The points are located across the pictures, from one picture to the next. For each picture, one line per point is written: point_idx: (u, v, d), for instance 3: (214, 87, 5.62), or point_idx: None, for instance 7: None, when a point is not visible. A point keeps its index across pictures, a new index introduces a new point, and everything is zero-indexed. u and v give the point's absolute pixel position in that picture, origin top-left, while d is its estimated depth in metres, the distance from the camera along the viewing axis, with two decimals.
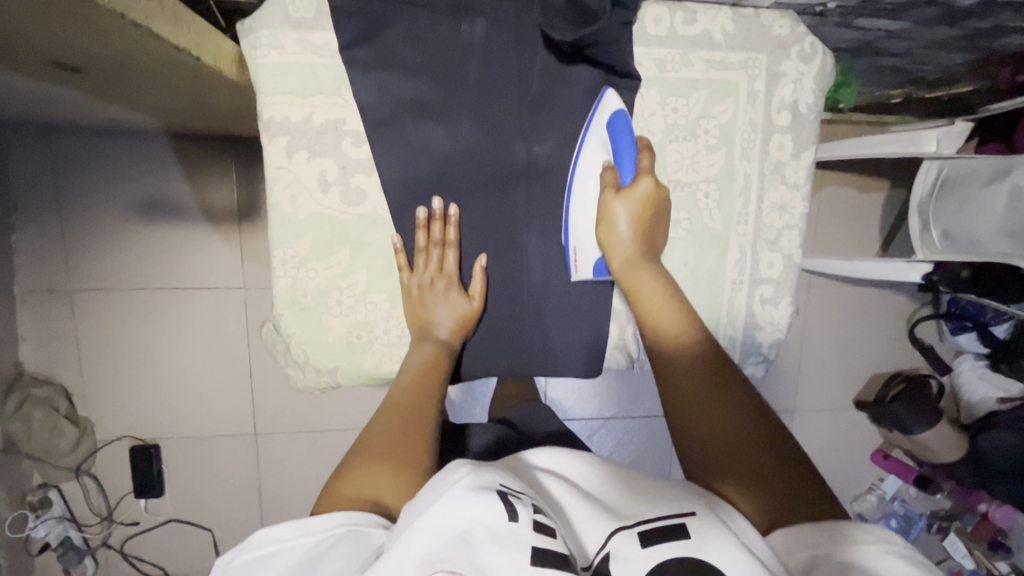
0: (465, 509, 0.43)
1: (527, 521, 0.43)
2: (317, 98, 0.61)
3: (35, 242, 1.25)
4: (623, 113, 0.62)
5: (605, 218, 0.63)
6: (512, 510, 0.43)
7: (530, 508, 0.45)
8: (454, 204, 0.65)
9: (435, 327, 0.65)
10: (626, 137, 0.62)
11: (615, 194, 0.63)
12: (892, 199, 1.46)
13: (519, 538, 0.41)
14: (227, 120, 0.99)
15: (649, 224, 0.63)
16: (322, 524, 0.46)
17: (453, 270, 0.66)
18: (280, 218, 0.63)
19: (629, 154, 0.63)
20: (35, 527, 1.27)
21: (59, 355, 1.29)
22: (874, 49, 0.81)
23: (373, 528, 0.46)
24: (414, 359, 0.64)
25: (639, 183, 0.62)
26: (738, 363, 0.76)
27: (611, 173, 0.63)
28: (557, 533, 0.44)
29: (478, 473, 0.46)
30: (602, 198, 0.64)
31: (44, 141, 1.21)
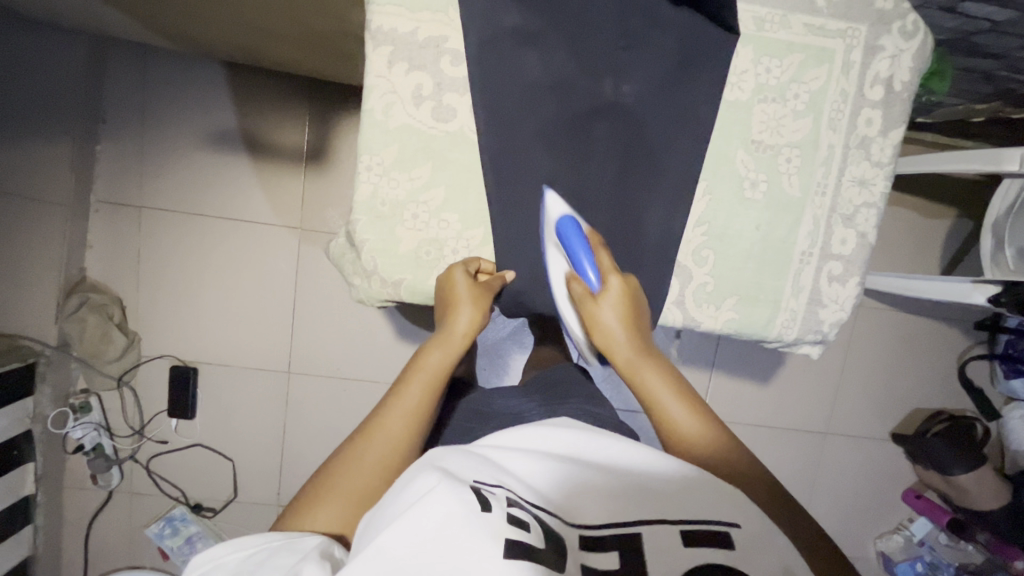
0: (437, 507, 0.42)
1: (500, 514, 0.43)
2: (425, 13, 0.63)
3: (116, 158, 1.32)
4: (568, 216, 0.65)
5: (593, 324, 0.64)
6: (485, 504, 0.43)
7: (503, 502, 0.45)
8: (506, 175, 0.67)
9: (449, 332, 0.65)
10: (577, 239, 0.63)
11: (593, 301, 0.64)
12: (958, 227, 1.41)
13: (491, 528, 0.41)
14: (320, 48, 1.03)
15: (634, 317, 0.64)
16: (255, 540, 0.48)
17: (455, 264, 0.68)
18: (372, 125, 0.65)
19: (585, 257, 0.64)
20: (73, 428, 1.33)
21: (120, 268, 1.35)
22: (973, 45, 0.80)
23: (308, 536, 0.48)
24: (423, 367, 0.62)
25: (609, 282, 0.64)
26: (796, 338, 0.75)
27: (579, 284, 0.65)
28: (533, 525, 0.44)
29: (449, 476, 0.46)
30: (584, 308, 0.64)
31: (138, 62, 1.29)
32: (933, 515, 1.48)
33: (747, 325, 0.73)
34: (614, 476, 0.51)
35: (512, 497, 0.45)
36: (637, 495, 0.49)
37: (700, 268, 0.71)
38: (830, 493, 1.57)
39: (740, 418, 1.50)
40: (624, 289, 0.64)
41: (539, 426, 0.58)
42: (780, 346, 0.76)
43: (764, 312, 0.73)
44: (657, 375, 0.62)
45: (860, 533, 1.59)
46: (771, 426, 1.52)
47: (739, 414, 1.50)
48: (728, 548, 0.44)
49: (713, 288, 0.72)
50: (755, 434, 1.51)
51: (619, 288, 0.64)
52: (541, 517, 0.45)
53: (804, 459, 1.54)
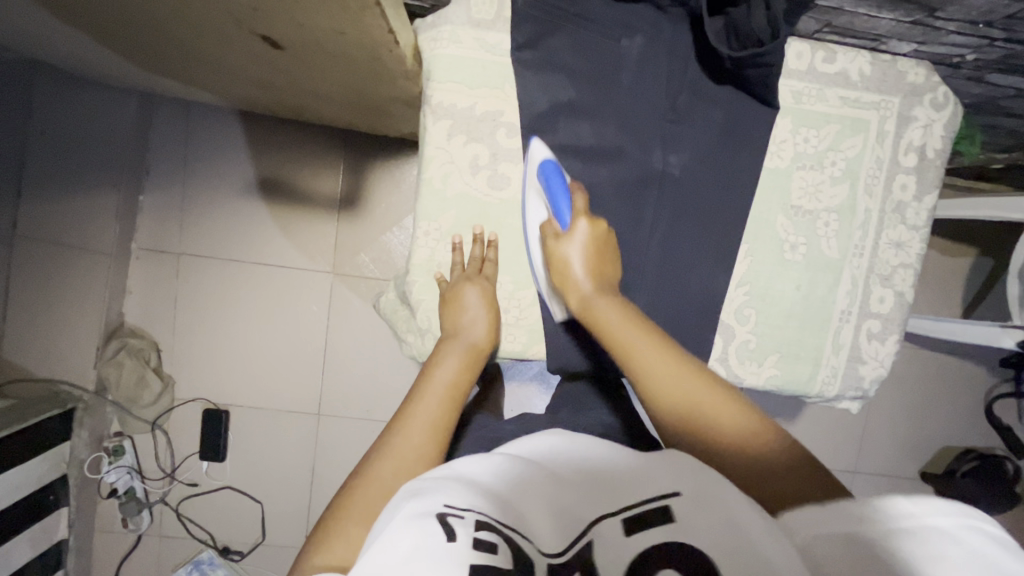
0: (402, 541, 0.38)
1: (466, 540, 0.39)
2: (482, 89, 0.67)
3: (157, 207, 1.37)
4: (550, 160, 0.66)
5: (558, 263, 0.64)
6: (450, 532, 0.39)
7: (472, 525, 0.40)
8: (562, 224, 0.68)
9: (466, 332, 0.65)
10: (555, 180, 0.64)
11: (557, 240, 0.64)
12: (980, 267, 1.43)
13: (457, 557, 0.38)
14: (363, 115, 1.08)
15: (601, 263, 0.63)
16: None
17: (472, 266, 0.69)
18: (430, 192, 0.69)
19: (562, 199, 0.64)
20: (107, 472, 1.34)
21: (158, 313, 1.38)
22: (997, 107, 0.83)
23: None
24: (438, 377, 0.61)
25: (577, 222, 0.63)
26: (837, 394, 0.76)
27: (551, 225, 0.65)
28: (502, 547, 0.40)
29: (417, 500, 0.42)
30: (549, 247, 0.65)
31: (182, 116, 1.35)
32: None
33: (789, 383, 0.75)
34: (608, 485, 0.47)
35: (482, 516, 0.41)
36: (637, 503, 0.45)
37: (742, 327, 0.73)
38: None
39: None
40: (593, 230, 0.63)
41: (527, 442, 0.54)
42: (821, 402, 0.77)
43: (806, 369, 0.74)
44: (614, 309, 0.59)
45: None
46: None
47: None
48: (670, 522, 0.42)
49: (755, 346, 0.74)
50: None
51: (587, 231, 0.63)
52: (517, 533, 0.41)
53: None
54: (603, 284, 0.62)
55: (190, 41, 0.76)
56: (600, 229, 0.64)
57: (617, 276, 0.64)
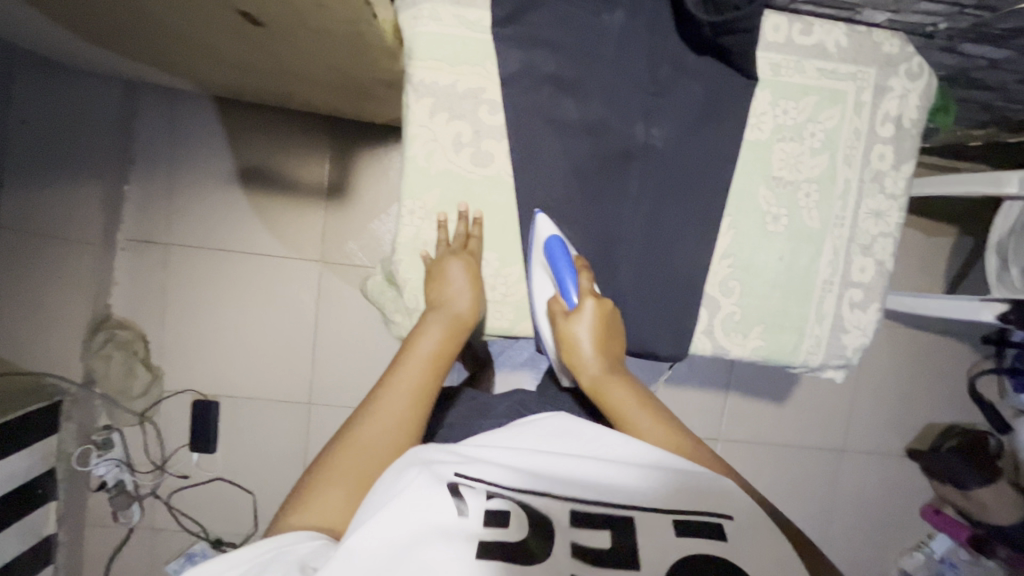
0: (416, 505, 0.46)
1: (477, 515, 0.46)
2: (463, 66, 0.67)
3: (142, 197, 1.35)
4: (556, 238, 0.68)
5: (569, 344, 0.67)
6: (461, 504, 0.47)
7: (482, 496, 0.48)
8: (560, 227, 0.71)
9: (448, 307, 0.66)
10: (561, 261, 0.67)
11: (566, 319, 0.68)
12: (961, 245, 1.45)
13: (467, 532, 0.45)
14: (345, 99, 1.08)
15: (607, 338, 0.68)
16: (246, 554, 0.44)
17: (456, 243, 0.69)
18: (414, 170, 0.69)
19: (568, 279, 0.68)
20: (96, 465, 1.31)
21: (144, 305, 1.37)
22: (971, 80, 0.84)
23: (307, 540, 0.46)
24: (420, 349, 0.62)
25: (585, 303, 0.67)
26: (821, 363, 0.77)
27: (559, 302, 0.69)
28: (511, 519, 0.47)
29: (431, 468, 0.50)
30: (558, 326, 0.69)
31: (164, 105, 1.33)
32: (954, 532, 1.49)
33: (774, 353, 0.76)
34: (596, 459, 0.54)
35: (491, 490, 0.49)
36: (624, 480, 0.52)
37: (727, 298, 0.74)
38: (848, 510, 1.57)
39: (757, 438, 1.52)
40: (600, 310, 0.68)
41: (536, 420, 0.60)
42: (805, 371, 0.78)
43: (790, 338, 0.76)
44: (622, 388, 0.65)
45: (879, 550, 1.59)
46: (787, 445, 1.53)
47: (755, 434, 1.52)
48: (725, 542, 0.47)
49: (739, 317, 0.75)
50: (771, 453, 1.53)
51: (593, 310, 0.67)
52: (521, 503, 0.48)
53: (821, 478, 1.55)
54: (610, 364, 0.67)
55: (170, 24, 0.76)
56: (606, 307, 0.68)
57: (621, 347, 0.70)
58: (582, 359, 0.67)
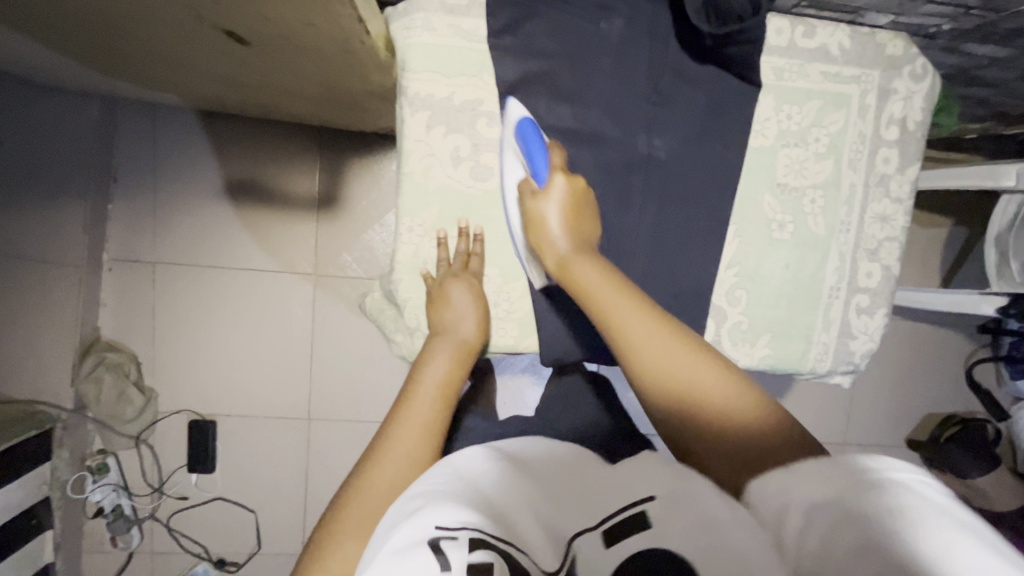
0: (399, 572, 0.40)
1: (460, 567, 0.40)
2: (459, 78, 0.65)
3: (127, 213, 1.32)
4: (528, 118, 0.64)
5: (535, 221, 0.63)
6: (444, 561, 0.40)
7: (464, 547, 0.41)
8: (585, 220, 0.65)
9: (453, 330, 0.65)
10: (529, 139, 0.63)
11: (534, 198, 0.63)
12: (956, 236, 1.46)
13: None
14: (334, 111, 1.06)
15: (579, 220, 0.63)
16: None
17: (459, 266, 0.67)
18: (411, 187, 0.66)
19: (539, 157, 0.63)
20: (92, 490, 1.30)
21: (134, 324, 1.34)
22: (971, 77, 0.83)
23: None
24: (428, 378, 0.61)
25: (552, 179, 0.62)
26: (830, 369, 0.77)
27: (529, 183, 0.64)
28: (494, 565, 0.41)
29: (411, 524, 0.43)
30: (525, 204, 0.64)
31: (149, 120, 1.30)
32: None
33: (782, 361, 0.75)
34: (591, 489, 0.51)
35: (476, 536, 0.42)
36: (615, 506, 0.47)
37: (734, 308, 0.73)
38: None
39: None
40: (569, 186, 0.63)
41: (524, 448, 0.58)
42: (813, 378, 0.78)
43: (798, 347, 0.75)
44: (594, 269, 0.60)
45: None
46: None
47: None
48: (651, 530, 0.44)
49: (747, 327, 0.74)
50: None
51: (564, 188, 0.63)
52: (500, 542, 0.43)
53: None
54: (581, 243, 0.62)
55: (148, 40, 0.73)
56: (578, 186, 0.64)
57: (595, 233, 0.65)
58: (550, 236, 0.62)
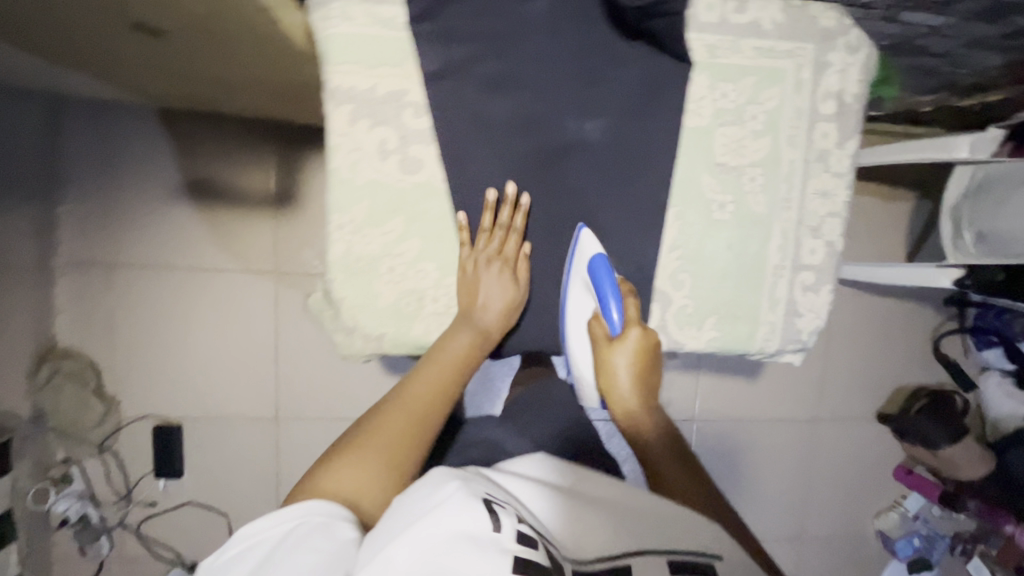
0: (455, 521, 0.47)
1: (509, 533, 0.47)
2: (382, 68, 0.63)
3: (76, 219, 1.28)
4: (601, 256, 0.67)
5: (605, 365, 0.72)
6: (496, 523, 0.48)
7: (512, 519, 0.50)
8: (524, 193, 0.67)
9: (480, 312, 0.68)
10: (609, 286, 0.67)
11: (607, 345, 0.72)
12: (920, 210, 1.46)
13: (500, 544, 0.46)
14: (278, 103, 1.03)
15: (645, 367, 0.72)
16: (293, 514, 0.50)
17: (509, 254, 0.69)
18: (339, 183, 0.65)
19: (612, 303, 0.68)
20: (57, 501, 1.26)
21: (90, 332, 1.31)
22: (914, 48, 0.83)
23: (343, 522, 0.50)
24: (449, 350, 0.67)
25: (628, 331, 0.69)
26: (778, 349, 0.76)
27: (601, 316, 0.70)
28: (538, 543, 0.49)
29: (467, 487, 0.52)
30: (597, 347, 0.73)
31: (93, 120, 1.26)
32: (924, 489, 1.53)
33: (728, 343, 0.74)
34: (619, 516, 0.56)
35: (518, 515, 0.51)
36: (636, 529, 0.55)
37: (678, 292, 0.72)
38: (825, 478, 1.60)
39: (733, 416, 1.52)
40: (643, 339, 0.70)
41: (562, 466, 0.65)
42: (762, 358, 0.77)
43: (744, 327, 0.74)
44: (647, 418, 0.71)
45: (857, 514, 1.63)
46: (763, 420, 1.54)
47: (731, 412, 1.52)
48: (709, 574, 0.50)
49: (692, 310, 0.73)
50: (748, 429, 1.54)
51: (636, 342, 0.70)
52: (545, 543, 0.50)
53: (798, 449, 1.57)
54: (643, 391, 0.72)
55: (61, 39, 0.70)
56: (650, 339, 0.71)
57: (656, 374, 0.74)
58: (615, 379, 0.72)
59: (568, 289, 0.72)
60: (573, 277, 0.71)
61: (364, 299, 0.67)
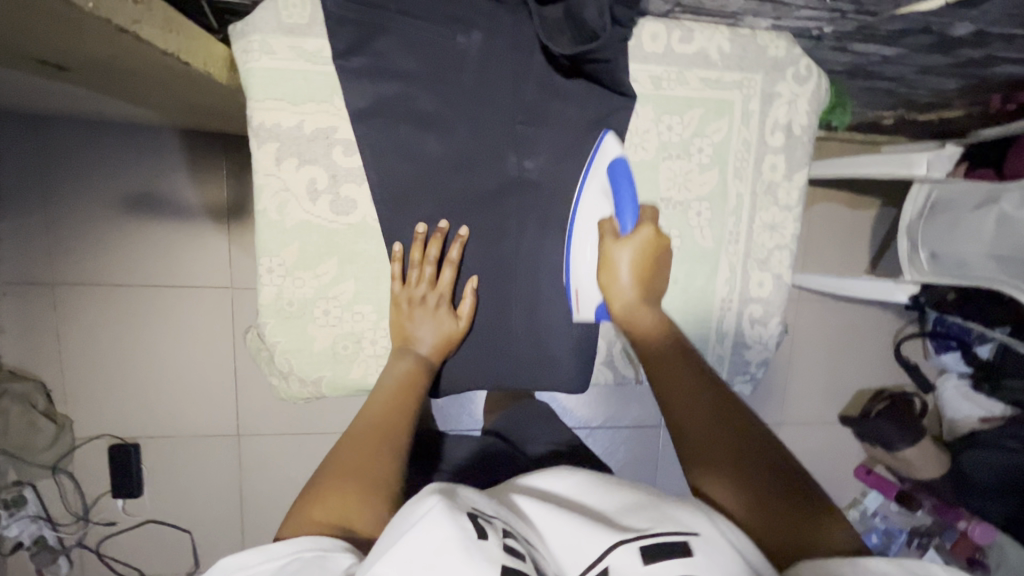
0: (433, 530, 0.40)
1: (496, 541, 0.41)
2: (308, 105, 0.60)
3: (17, 234, 1.22)
4: (623, 159, 0.63)
5: (606, 262, 0.63)
6: (481, 530, 0.41)
7: (499, 531, 0.42)
8: (475, 277, 0.67)
9: (417, 342, 0.64)
10: (627, 186, 0.63)
11: (615, 240, 0.63)
12: (883, 216, 1.47)
13: (488, 553, 0.39)
14: (220, 119, 0.98)
15: (650, 274, 0.64)
16: (287, 549, 0.43)
17: (445, 287, 0.65)
18: (267, 225, 0.62)
19: (630, 210, 0.63)
20: (8, 525, 1.25)
21: (39, 351, 1.26)
22: (868, 72, 0.81)
23: (339, 554, 0.42)
24: (391, 375, 0.61)
25: (641, 230, 0.63)
26: (727, 380, 0.76)
27: (612, 225, 0.64)
28: (527, 555, 0.41)
29: (450, 495, 0.45)
30: (601, 243, 0.64)
31: (29, 131, 1.19)
32: (883, 489, 1.58)
33: None
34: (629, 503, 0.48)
35: (508, 528, 0.44)
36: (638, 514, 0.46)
37: None
38: None
39: None
40: (654, 240, 0.63)
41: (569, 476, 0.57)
42: None
43: None
44: (654, 325, 0.62)
45: None
46: None
47: None
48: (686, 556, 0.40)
49: None
50: None
51: (648, 239, 0.63)
52: (535, 555, 0.42)
53: None
54: (646, 294, 0.63)
55: None
56: (661, 240, 0.64)
57: (659, 287, 0.65)
58: (615, 281, 0.62)
59: (583, 192, 0.65)
60: (588, 183, 0.65)
61: (299, 342, 0.65)
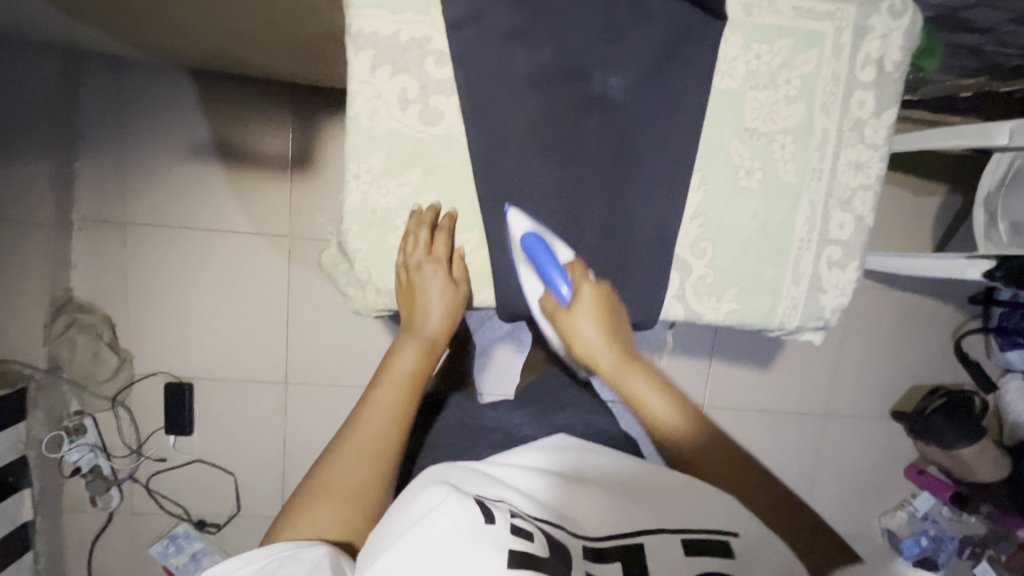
0: (443, 519, 0.44)
1: (503, 524, 0.45)
2: (406, 14, 0.62)
3: (95, 173, 1.29)
4: (534, 235, 0.64)
5: (570, 333, 0.68)
6: (488, 516, 0.45)
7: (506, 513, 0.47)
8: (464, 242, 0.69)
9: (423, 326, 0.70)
10: (545, 255, 0.64)
11: (566, 314, 0.67)
12: (950, 203, 1.42)
13: (496, 539, 0.43)
14: (299, 60, 1.01)
15: (607, 320, 0.67)
16: (264, 552, 0.50)
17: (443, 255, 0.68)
18: (357, 131, 0.64)
19: (555, 275, 0.65)
20: (69, 450, 1.31)
21: (107, 287, 1.32)
22: (959, 21, 0.79)
23: (312, 547, 0.50)
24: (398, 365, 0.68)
25: (580, 294, 0.66)
26: (799, 325, 0.74)
27: (551, 300, 0.68)
28: (534, 535, 0.46)
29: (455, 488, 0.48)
30: (561, 322, 0.68)
31: (112, 74, 1.26)
32: (937, 491, 1.51)
33: (749, 316, 0.72)
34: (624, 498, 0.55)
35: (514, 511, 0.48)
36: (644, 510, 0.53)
37: (700, 260, 0.70)
38: (835, 472, 1.58)
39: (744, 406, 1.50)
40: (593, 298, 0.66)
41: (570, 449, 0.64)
42: (781, 334, 0.75)
43: (765, 301, 0.72)
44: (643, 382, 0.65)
45: (864, 512, 1.60)
46: (773, 412, 1.52)
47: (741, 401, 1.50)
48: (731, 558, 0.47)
49: (711, 280, 0.71)
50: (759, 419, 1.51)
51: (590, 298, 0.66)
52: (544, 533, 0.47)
53: (807, 442, 1.55)
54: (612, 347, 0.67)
55: None
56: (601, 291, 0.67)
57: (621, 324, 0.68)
58: (593, 351, 0.67)
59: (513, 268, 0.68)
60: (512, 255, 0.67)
61: (380, 250, 0.67)
